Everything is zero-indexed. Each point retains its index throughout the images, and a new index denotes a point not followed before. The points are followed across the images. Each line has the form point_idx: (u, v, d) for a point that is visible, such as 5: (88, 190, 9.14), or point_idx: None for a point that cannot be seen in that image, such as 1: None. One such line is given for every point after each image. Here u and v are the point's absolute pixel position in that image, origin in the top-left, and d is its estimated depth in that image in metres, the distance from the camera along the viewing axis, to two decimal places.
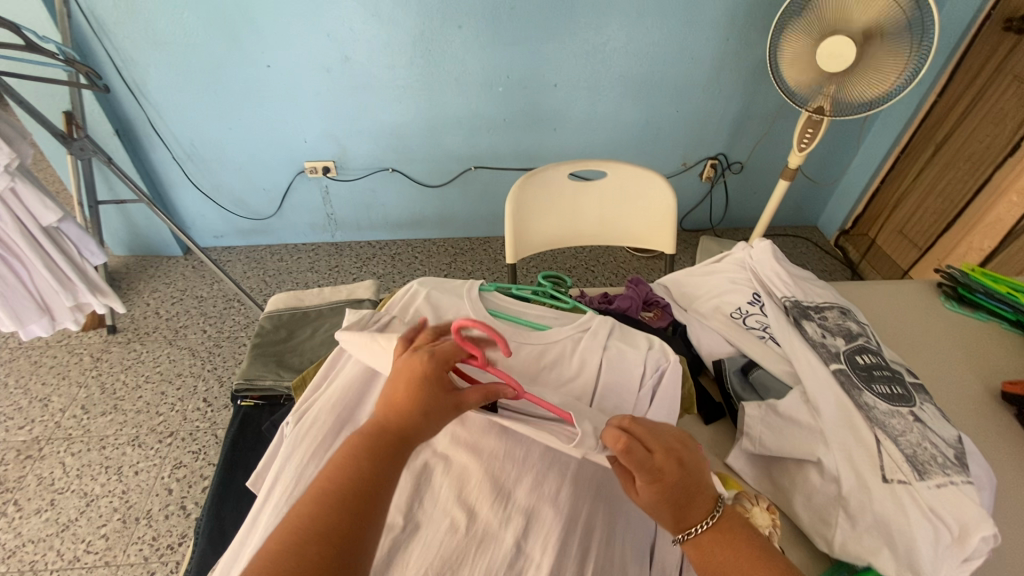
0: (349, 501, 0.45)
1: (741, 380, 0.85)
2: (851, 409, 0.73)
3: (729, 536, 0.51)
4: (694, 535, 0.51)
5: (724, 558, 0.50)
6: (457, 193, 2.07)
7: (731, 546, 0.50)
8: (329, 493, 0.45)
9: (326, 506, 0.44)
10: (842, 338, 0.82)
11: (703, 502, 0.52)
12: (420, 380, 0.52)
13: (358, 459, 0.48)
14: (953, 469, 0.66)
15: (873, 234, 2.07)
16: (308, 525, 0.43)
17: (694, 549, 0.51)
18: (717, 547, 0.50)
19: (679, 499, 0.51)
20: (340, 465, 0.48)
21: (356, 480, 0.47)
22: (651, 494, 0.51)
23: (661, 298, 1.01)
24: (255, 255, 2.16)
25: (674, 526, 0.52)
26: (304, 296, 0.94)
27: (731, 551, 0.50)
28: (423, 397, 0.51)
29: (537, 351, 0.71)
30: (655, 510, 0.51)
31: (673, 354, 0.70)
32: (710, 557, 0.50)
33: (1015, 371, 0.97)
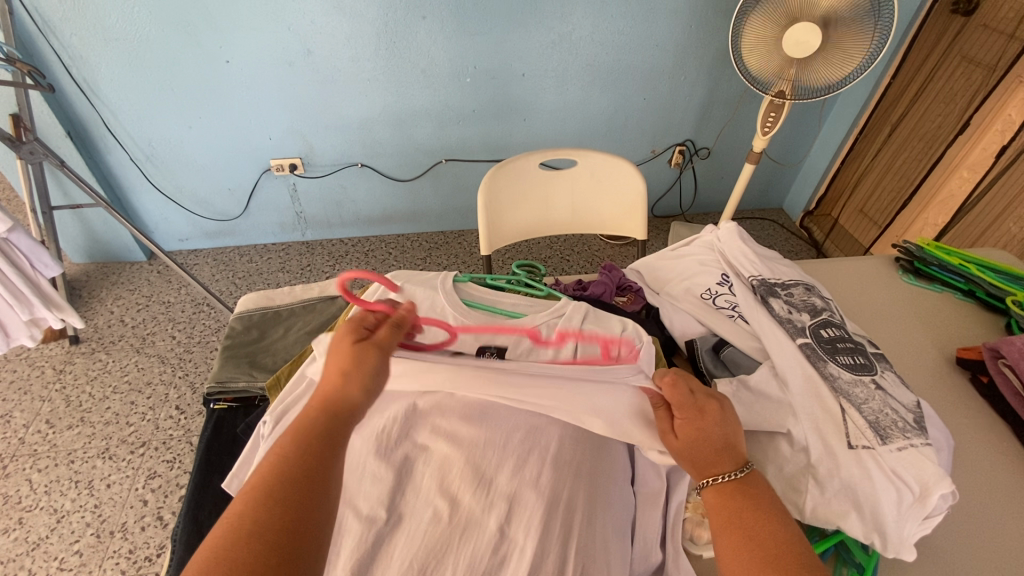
0: (293, 482, 0.42)
1: (712, 358, 0.87)
2: (817, 381, 0.76)
3: (754, 494, 0.52)
4: (719, 483, 0.53)
5: (742, 512, 0.51)
6: (428, 187, 2.05)
7: (752, 504, 0.51)
8: (264, 480, 0.42)
9: (264, 493, 0.41)
10: (807, 313, 0.85)
11: (735, 459, 0.54)
12: (341, 351, 0.52)
13: (294, 442, 0.45)
14: (912, 433, 0.69)
15: (835, 214, 2.14)
16: (245, 517, 0.39)
17: (714, 497, 0.53)
18: (738, 500, 0.52)
19: (711, 440, 0.55)
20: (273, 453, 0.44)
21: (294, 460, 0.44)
22: (686, 429, 0.57)
23: (633, 282, 1.03)
24: (222, 257, 2.10)
25: (700, 471, 0.55)
26: (275, 296, 0.92)
27: (751, 508, 0.51)
28: (347, 362, 0.52)
29: (514, 338, 0.72)
30: (686, 447, 0.56)
31: (646, 334, 0.71)
32: (729, 507, 0.52)
33: (969, 337, 1.02)
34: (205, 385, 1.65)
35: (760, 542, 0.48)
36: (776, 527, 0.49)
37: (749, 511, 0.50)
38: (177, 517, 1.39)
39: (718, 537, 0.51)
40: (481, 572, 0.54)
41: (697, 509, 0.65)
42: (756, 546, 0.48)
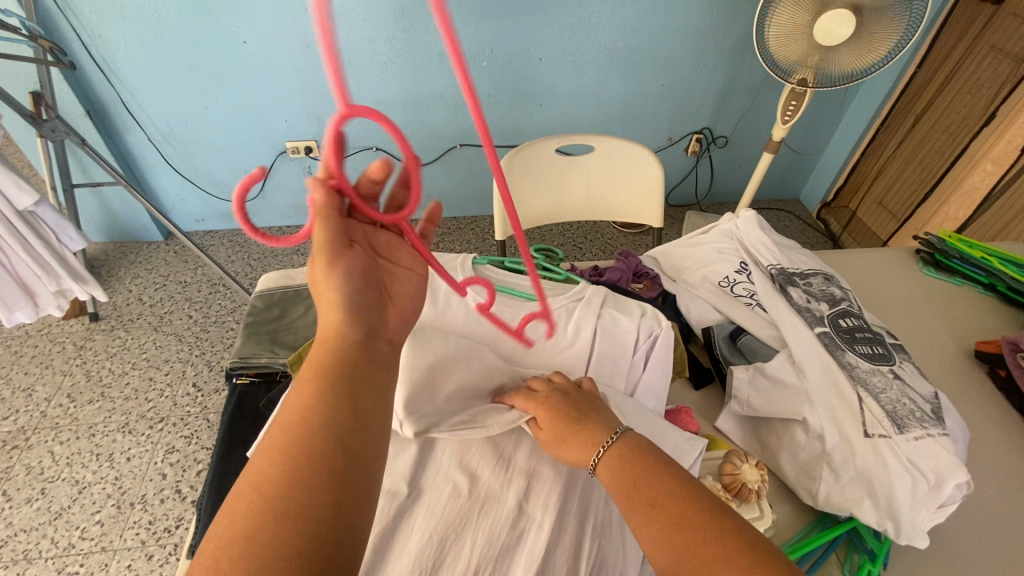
0: (310, 436, 0.40)
1: (729, 346, 0.87)
2: (835, 370, 0.76)
3: (630, 454, 0.51)
4: (600, 460, 0.52)
5: (628, 478, 0.49)
6: (442, 172, 2.05)
7: (633, 465, 0.50)
8: (278, 440, 0.40)
9: (284, 457, 0.39)
10: (826, 303, 0.85)
11: (597, 431, 0.55)
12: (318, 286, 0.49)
13: (304, 396, 0.42)
14: (930, 423, 0.69)
15: (854, 206, 2.11)
16: (269, 482, 0.37)
17: (605, 478, 0.51)
18: (621, 468, 0.50)
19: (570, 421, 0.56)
20: (283, 412, 0.42)
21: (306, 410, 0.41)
22: (547, 420, 0.57)
23: (650, 269, 1.04)
24: (237, 239, 2.12)
25: (582, 460, 0.54)
26: (295, 275, 0.93)
27: (636, 470, 0.50)
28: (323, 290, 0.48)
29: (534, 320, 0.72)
30: (554, 438, 0.56)
31: (665, 320, 0.69)
32: (619, 480, 0.50)
33: (989, 330, 1.01)
34: (221, 364, 1.68)
35: (653, 501, 0.47)
36: (669, 481, 0.48)
37: (634, 473, 0.49)
38: (194, 491, 1.42)
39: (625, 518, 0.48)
40: (500, 546, 0.56)
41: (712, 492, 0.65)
42: (654, 509, 0.46)
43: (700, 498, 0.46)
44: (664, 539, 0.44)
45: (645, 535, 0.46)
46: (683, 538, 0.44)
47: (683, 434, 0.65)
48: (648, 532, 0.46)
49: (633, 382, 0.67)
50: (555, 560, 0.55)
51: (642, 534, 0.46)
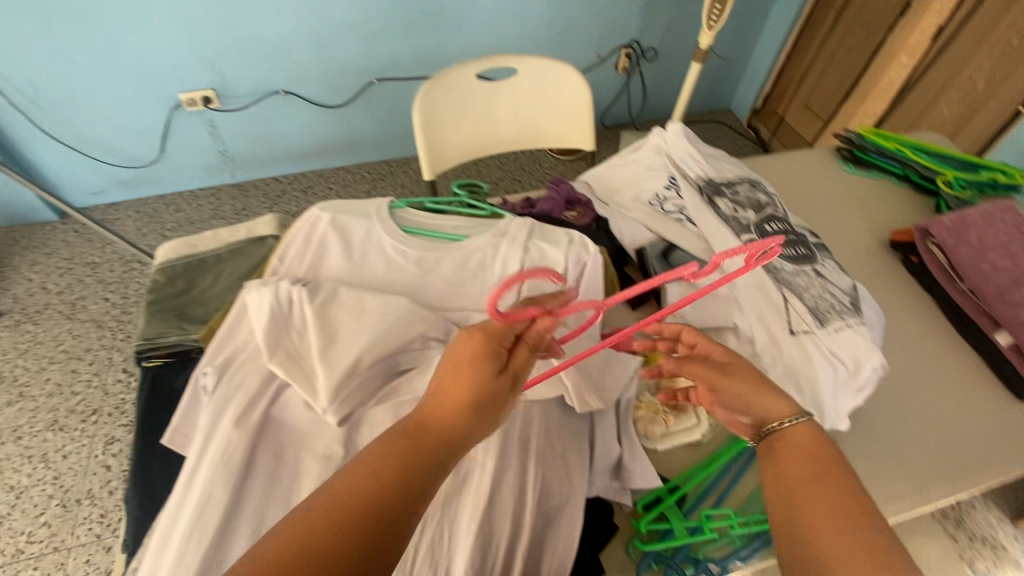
0: (370, 520, 0.38)
1: (661, 264, 0.87)
2: (761, 274, 0.77)
3: (812, 444, 0.51)
4: (782, 429, 0.52)
5: (802, 457, 0.50)
6: (363, 113, 1.91)
7: (815, 455, 0.50)
8: (338, 504, 0.38)
9: (336, 527, 0.37)
10: (752, 210, 0.86)
11: (784, 403, 0.54)
12: (453, 366, 0.47)
13: (388, 468, 0.41)
14: (848, 315, 0.73)
15: (781, 111, 2.14)
16: (311, 544, 0.36)
17: (777, 446, 0.52)
18: (799, 447, 0.51)
19: (759, 377, 0.56)
20: (363, 472, 0.40)
21: (384, 492, 0.40)
22: (727, 364, 0.58)
23: (583, 195, 1.00)
24: (146, 209, 1.93)
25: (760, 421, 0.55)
26: (198, 242, 0.84)
27: (815, 459, 0.49)
28: (473, 389, 0.45)
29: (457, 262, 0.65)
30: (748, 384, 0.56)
31: (593, 245, 0.66)
32: (792, 457, 0.50)
33: (902, 220, 1.06)
34: None
35: (816, 485, 0.47)
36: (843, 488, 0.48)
37: (807, 457, 0.49)
38: None
39: (777, 484, 0.50)
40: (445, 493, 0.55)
41: (650, 408, 0.66)
42: (815, 489, 0.47)
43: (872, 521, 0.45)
44: (812, 518, 0.45)
45: (794, 505, 0.47)
46: (830, 521, 0.45)
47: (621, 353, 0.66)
48: (795, 501, 0.47)
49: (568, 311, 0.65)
50: (501, 496, 0.55)
51: (792, 501, 0.48)
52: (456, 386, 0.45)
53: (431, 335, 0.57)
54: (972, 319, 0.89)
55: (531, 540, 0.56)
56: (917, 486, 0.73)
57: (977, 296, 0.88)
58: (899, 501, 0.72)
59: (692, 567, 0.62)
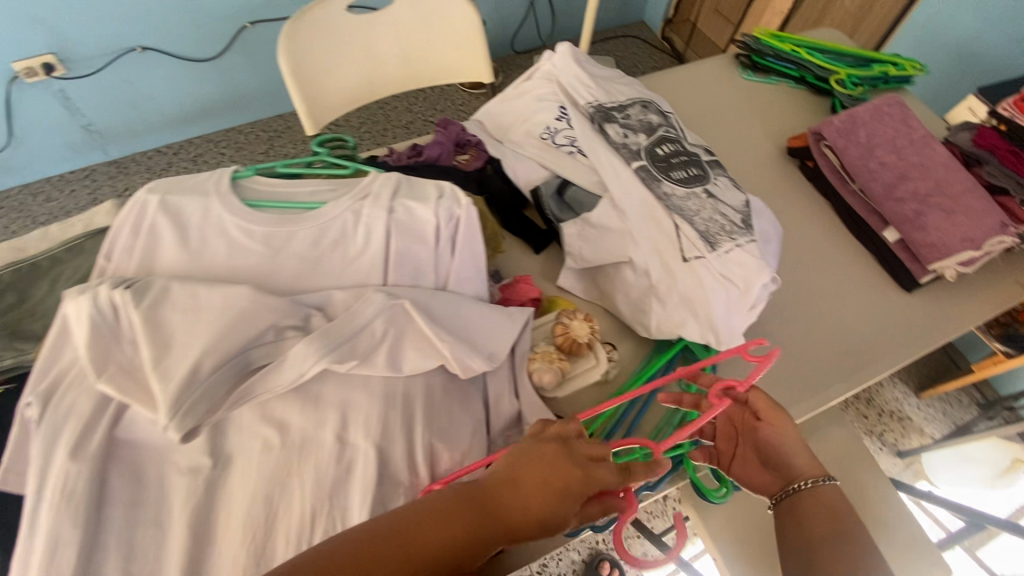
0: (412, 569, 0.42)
1: (558, 203, 0.82)
2: (653, 203, 0.75)
3: (836, 503, 0.57)
4: (806, 489, 0.58)
5: (824, 515, 0.57)
6: (242, 64, 1.70)
7: (833, 513, 0.56)
8: (393, 545, 0.42)
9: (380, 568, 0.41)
10: (644, 133, 0.82)
11: (815, 467, 0.60)
12: (540, 468, 0.47)
13: (443, 534, 0.44)
14: (738, 234, 0.71)
15: (693, 18, 2.06)
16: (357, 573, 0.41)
17: (801, 503, 0.58)
18: (822, 507, 0.57)
19: (799, 434, 0.62)
20: (429, 525, 0.44)
21: (431, 549, 0.43)
22: (774, 417, 0.62)
23: (473, 135, 0.91)
24: (8, 202, 1.69)
25: (786, 477, 0.61)
26: (25, 244, 0.72)
27: (834, 520, 0.56)
28: (541, 511, 0.45)
29: (312, 234, 0.57)
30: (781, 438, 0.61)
31: (465, 196, 0.59)
32: (815, 515, 0.57)
33: (800, 124, 1.05)
34: None
35: (835, 547, 0.55)
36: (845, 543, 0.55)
37: (831, 518, 0.56)
38: None
39: (798, 538, 0.57)
40: (330, 485, 0.52)
41: (545, 357, 0.63)
42: (833, 548, 0.54)
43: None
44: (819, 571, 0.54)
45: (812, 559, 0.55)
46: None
47: (506, 311, 0.60)
48: (813, 557, 0.55)
49: (444, 271, 0.59)
50: (391, 478, 0.52)
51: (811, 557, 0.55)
52: (531, 492, 0.46)
53: (284, 323, 0.51)
54: (863, 220, 0.91)
55: None
56: (812, 391, 0.76)
57: (867, 196, 0.89)
58: (796, 407, 0.75)
59: None
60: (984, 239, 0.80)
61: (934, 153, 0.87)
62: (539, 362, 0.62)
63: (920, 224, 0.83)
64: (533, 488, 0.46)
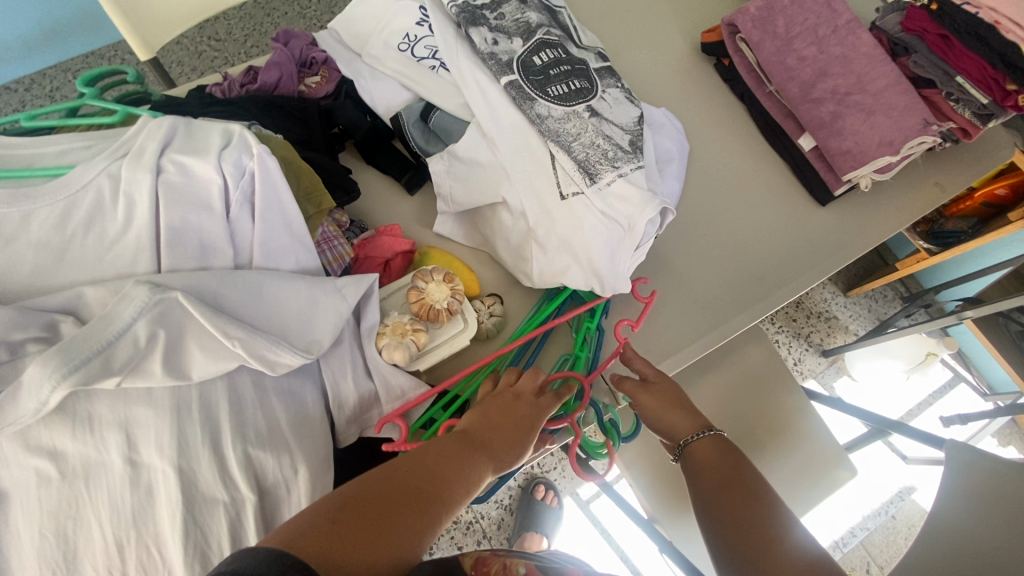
0: (428, 495, 0.42)
1: (423, 130, 0.69)
2: (526, 129, 0.63)
3: (717, 452, 0.57)
4: (695, 440, 0.58)
5: (714, 464, 0.56)
6: None
7: (721, 459, 0.56)
8: (411, 475, 0.43)
9: (402, 482, 0.42)
10: (518, 39, 0.67)
11: (703, 418, 0.60)
12: (504, 407, 0.53)
13: (447, 463, 0.45)
14: (622, 161, 0.61)
15: None
16: (385, 499, 0.40)
17: (694, 454, 0.58)
18: (713, 452, 0.57)
19: (677, 391, 0.62)
20: (434, 456, 0.45)
21: (442, 471, 0.44)
22: (660, 380, 0.62)
23: (322, 50, 0.74)
24: None
25: (676, 436, 0.60)
26: None
27: (723, 465, 0.56)
28: (510, 443, 0.51)
29: (53, 210, 0.44)
30: (661, 400, 0.61)
31: (257, 143, 0.47)
32: (708, 464, 0.57)
33: (720, 13, 0.90)
34: None
35: (730, 489, 0.53)
36: (741, 477, 0.54)
37: (717, 466, 0.56)
38: None
39: (694, 491, 0.56)
40: (129, 514, 0.44)
41: (395, 331, 0.54)
42: (728, 489, 0.53)
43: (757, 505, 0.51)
44: (725, 513, 0.52)
45: (706, 506, 0.54)
46: (745, 517, 0.51)
47: (333, 285, 0.50)
48: (709, 506, 0.53)
49: (248, 240, 0.49)
50: (205, 494, 0.45)
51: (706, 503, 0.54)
52: (504, 426, 0.51)
53: (14, 337, 0.39)
54: (780, 127, 0.80)
55: (265, 523, 0.47)
56: (711, 326, 0.71)
57: (783, 98, 0.78)
58: (693, 345, 0.70)
59: None
60: (904, 141, 0.72)
61: (859, 41, 0.75)
62: (388, 335, 0.54)
63: (837, 129, 0.74)
64: (504, 423, 0.51)
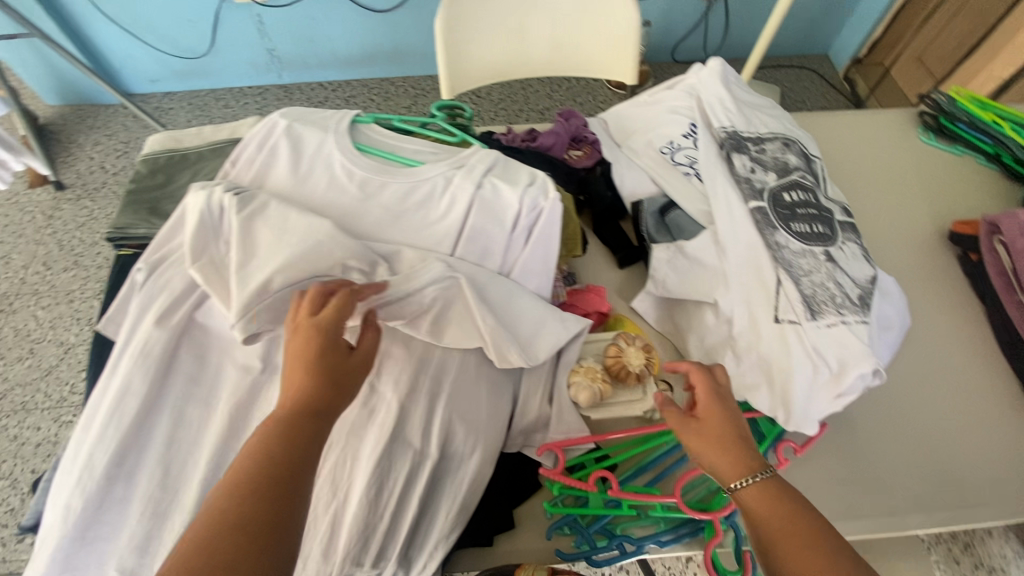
0: (270, 488, 0.39)
1: (657, 221, 0.77)
2: (760, 251, 0.68)
3: (782, 503, 0.45)
4: (746, 485, 0.46)
5: (781, 516, 0.44)
6: (411, 20, 1.79)
7: (787, 512, 0.44)
8: (238, 493, 0.38)
9: (227, 509, 0.37)
10: (774, 173, 0.73)
11: (752, 454, 0.48)
12: (298, 353, 0.45)
13: (277, 443, 0.41)
14: (849, 310, 0.62)
15: (888, 63, 1.81)
16: (224, 535, 0.36)
17: (748, 503, 0.46)
18: (772, 506, 0.45)
19: (739, 422, 0.50)
20: (256, 452, 0.40)
21: (270, 462, 0.40)
22: (709, 410, 0.51)
23: (593, 133, 0.88)
24: (198, 102, 1.97)
25: (722, 478, 0.47)
26: (183, 137, 0.82)
27: (794, 522, 0.44)
28: (319, 373, 0.44)
29: (403, 190, 0.60)
30: (716, 431, 0.49)
31: (554, 190, 0.59)
32: (769, 516, 0.44)
33: (976, 210, 0.88)
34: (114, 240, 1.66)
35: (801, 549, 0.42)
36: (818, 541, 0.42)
37: (787, 520, 0.44)
38: None
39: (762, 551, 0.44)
40: (351, 423, 0.55)
41: (588, 373, 0.60)
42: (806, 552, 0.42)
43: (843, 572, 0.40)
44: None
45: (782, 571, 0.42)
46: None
47: (560, 315, 0.59)
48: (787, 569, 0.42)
49: (513, 258, 0.60)
50: (404, 436, 0.55)
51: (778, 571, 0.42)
52: (300, 370, 0.44)
53: (351, 263, 0.54)
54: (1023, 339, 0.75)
55: (431, 480, 0.55)
56: (883, 512, 0.66)
57: None
58: (859, 521, 0.65)
59: (605, 540, 0.60)
60: None
61: None
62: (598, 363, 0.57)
63: None
64: (300, 368, 0.45)
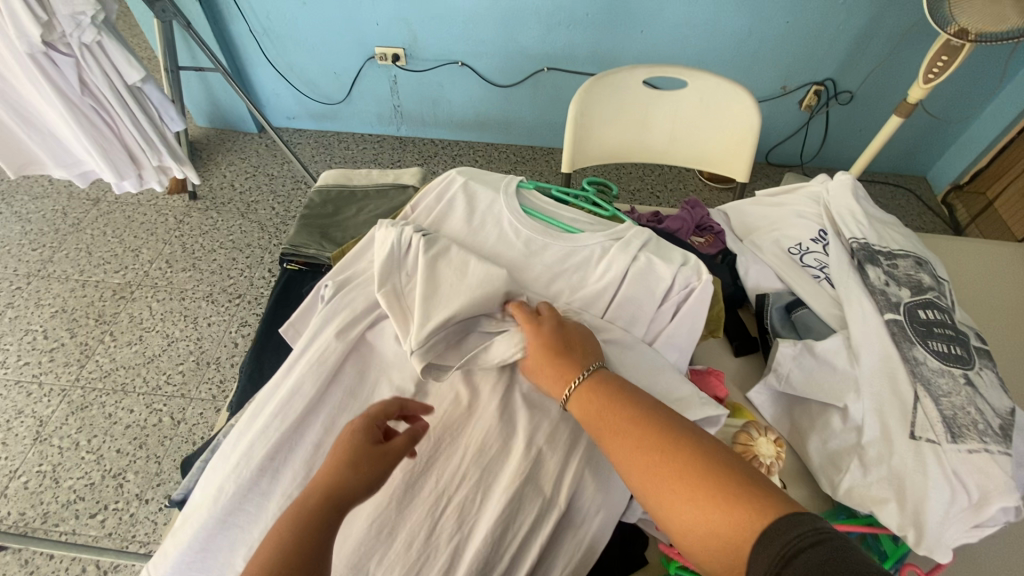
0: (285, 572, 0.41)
1: (782, 317, 0.80)
2: (895, 362, 0.69)
3: (599, 396, 0.51)
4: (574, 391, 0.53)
5: (601, 412, 0.50)
6: (527, 96, 1.96)
7: (604, 407, 0.51)
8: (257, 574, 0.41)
9: None
10: (908, 289, 0.75)
11: (574, 361, 0.55)
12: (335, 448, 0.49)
13: (296, 531, 0.44)
14: (992, 439, 0.61)
15: (991, 194, 1.79)
16: None
17: (577, 409, 0.52)
18: (592, 402, 0.51)
19: (559, 337, 0.57)
20: (277, 534, 0.44)
21: (289, 546, 0.43)
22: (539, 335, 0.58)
23: (717, 223, 0.93)
24: (323, 140, 2.19)
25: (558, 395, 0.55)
26: (353, 176, 0.94)
27: (611, 413, 0.50)
28: (346, 463, 0.48)
29: (563, 252, 0.67)
30: (544, 356, 0.56)
31: (707, 274, 0.63)
32: (592, 413, 0.51)
33: None
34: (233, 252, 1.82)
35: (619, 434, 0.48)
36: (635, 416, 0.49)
37: (604, 412, 0.50)
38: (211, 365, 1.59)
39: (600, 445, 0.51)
40: (489, 458, 0.59)
41: None
42: (627, 436, 0.48)
43: (659, 439, 0.46)
44: (629, 458, 0.47)
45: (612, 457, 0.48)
46: (643, 456, 0.46)
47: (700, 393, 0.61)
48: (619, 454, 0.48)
49: (657, 330, 0.64)
50: (538, 481, 0.57)
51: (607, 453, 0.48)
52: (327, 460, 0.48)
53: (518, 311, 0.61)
54: None
55: (553, 531, 0.57)
56: None
57: None
58: None
59: None
60: None
61: None
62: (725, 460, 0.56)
63: None
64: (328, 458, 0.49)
